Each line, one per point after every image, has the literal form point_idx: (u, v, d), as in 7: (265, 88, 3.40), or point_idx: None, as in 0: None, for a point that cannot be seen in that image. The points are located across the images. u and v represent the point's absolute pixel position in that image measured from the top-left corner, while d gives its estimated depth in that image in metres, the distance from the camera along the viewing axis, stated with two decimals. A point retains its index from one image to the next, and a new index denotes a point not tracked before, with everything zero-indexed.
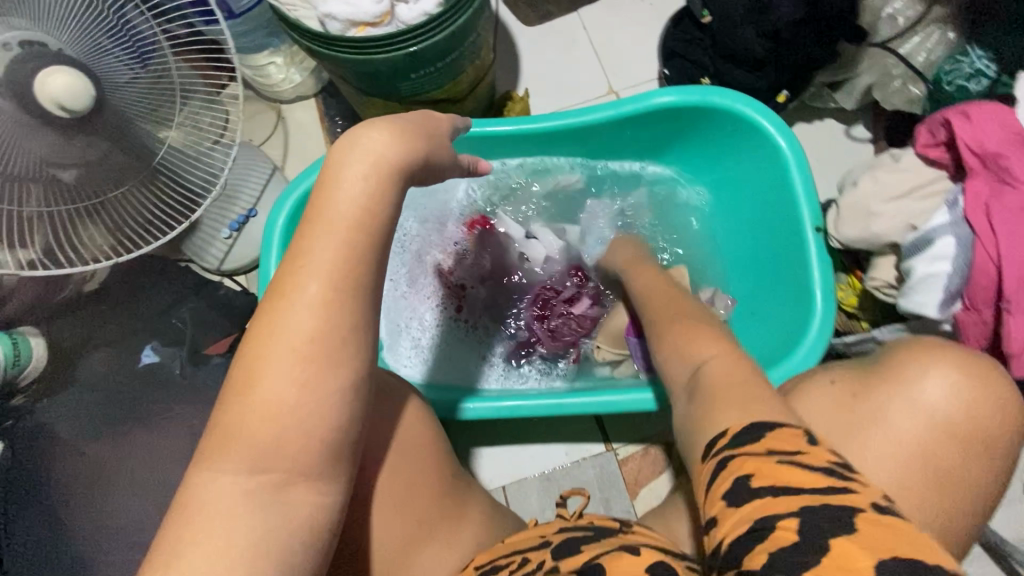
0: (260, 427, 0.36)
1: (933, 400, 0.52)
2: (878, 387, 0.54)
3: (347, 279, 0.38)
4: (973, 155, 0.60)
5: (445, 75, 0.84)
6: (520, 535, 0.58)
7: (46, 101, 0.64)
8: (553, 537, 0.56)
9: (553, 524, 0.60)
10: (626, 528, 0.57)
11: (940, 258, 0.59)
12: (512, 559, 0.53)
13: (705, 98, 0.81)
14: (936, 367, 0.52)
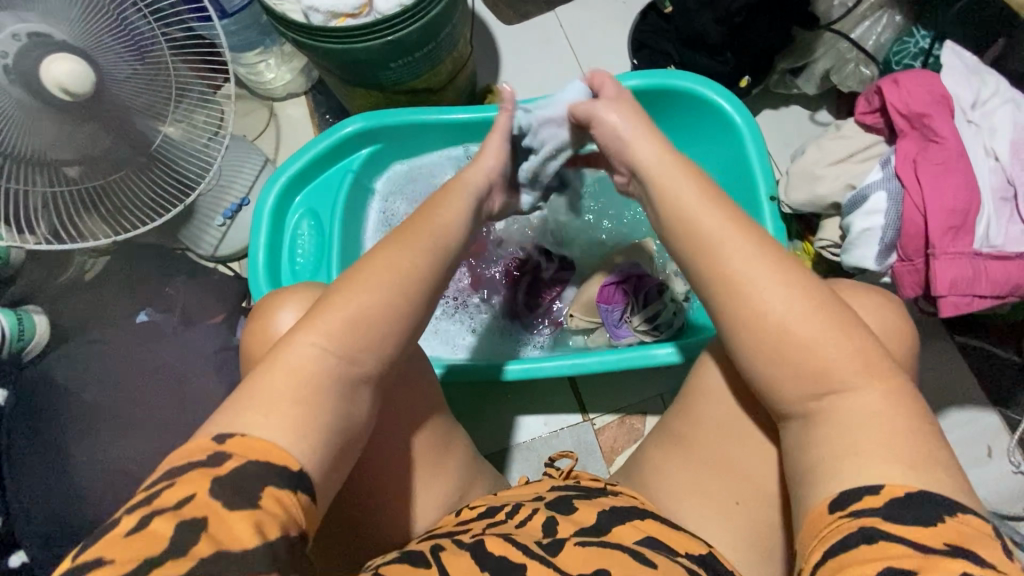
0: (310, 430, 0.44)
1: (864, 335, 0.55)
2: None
3: (377, 289, 0.50)
4: (902, 116, 0.65)
5: (423, 64, 0.90)
6: (516, 490, 0.64)
7: (50, 85, 0.70)
8: (547, 494, 0.61)
9: (547, 483, 0.65)
10: (611, 488, 0.62)
11: (874, 212, 0.63)
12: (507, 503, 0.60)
13: (666, 81, 0.87)
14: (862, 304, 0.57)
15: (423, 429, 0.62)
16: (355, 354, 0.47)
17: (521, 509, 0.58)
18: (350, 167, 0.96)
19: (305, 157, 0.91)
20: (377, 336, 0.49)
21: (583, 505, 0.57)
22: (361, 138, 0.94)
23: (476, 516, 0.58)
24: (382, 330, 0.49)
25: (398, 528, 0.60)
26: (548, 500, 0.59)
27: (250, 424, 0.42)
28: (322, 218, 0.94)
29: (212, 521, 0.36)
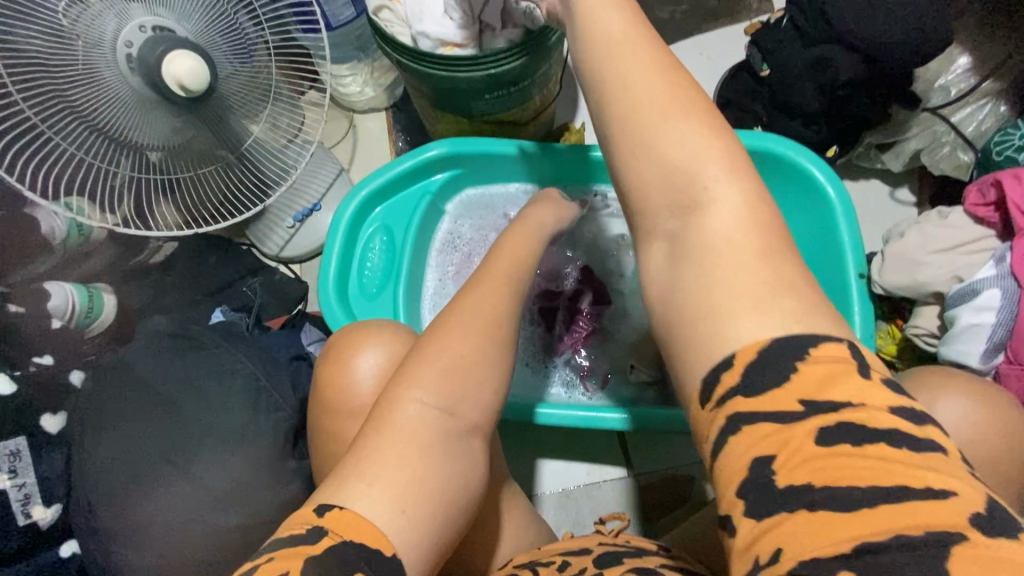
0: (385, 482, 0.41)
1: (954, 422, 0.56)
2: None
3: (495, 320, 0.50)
4: (1022, 216, 0.63)
5: (516, 98, 0.90)
6: (564, 543, 0.60)
7: (169, 79, 0.71)
8: (594, 547, 0.57)
9: (592, 538, 0.61)
10: (666, 550, 0.57)
11: (987, 307, 0.61)
12: (553, 559, 0.55)
13: (759, 144, 0.86)
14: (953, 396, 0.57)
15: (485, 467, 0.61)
16: (456, 406, 0.46)
17: (571, 565, 0.54)
18: (427, 189, 0.96)
19: (386, 175, 0.92)
20: (470, 380, 0.46)
21: (636, 559, 0.53)
22: (443, 163, 0.95)
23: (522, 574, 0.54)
24: (477, 374, 0.47)
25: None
26: (595, 554, 0.55)
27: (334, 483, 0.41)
28: (395, 235, 0.94)
29: None
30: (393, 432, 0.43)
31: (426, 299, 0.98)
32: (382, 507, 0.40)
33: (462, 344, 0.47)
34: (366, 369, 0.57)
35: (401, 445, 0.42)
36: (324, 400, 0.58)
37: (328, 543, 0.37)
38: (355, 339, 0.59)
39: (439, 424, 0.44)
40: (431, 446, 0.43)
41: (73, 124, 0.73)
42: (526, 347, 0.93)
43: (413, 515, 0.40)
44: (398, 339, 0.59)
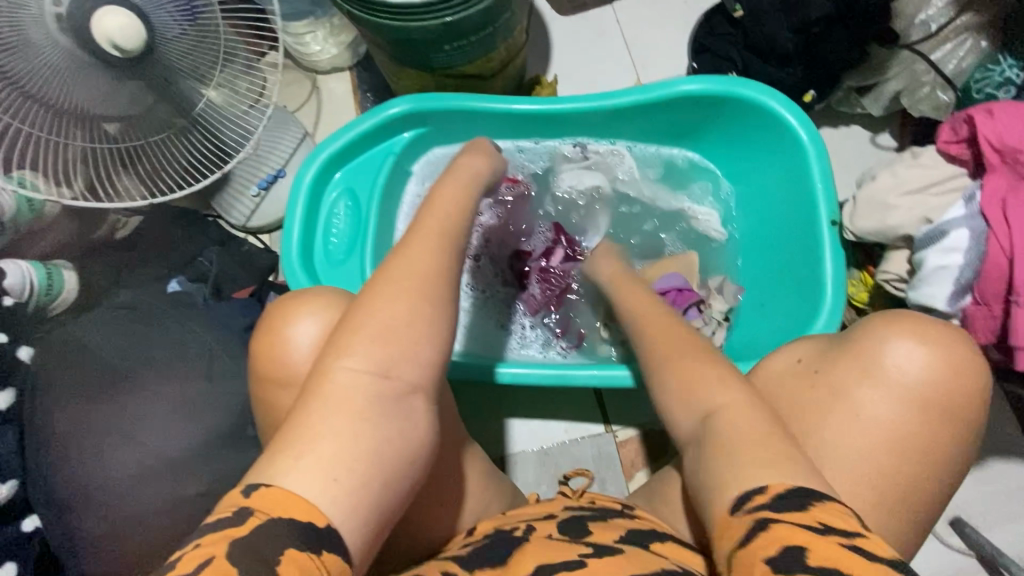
0: (322, 452, 0.41)
1: (902, 370, 0.56)
2: (840, 360, 0.59)
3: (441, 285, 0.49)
4: (993, 150, 0.61)
5: (477, 49, 0.86)
6: (526, 509, 0.61)
7: (100, 38, 0.67)
8: (558, 514, 0.59)
9: (558, 503, 0.63)
10: (628, 511, 0.61)
11: (955, 249, 0.59)
12: (517, 526, 0.57)
13: (731, 89, 0.83)
14: (903, 338, 0.57)
15: (446, 429, 0.61)
16: (390, 368, 0.45)
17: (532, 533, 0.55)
18: (391, 150, 0.93)
19: (346, 136, 0.88)
20: (414, 347, 0.46)
21: (599, 526, 0.55)
22: (407, 120, 0.91)
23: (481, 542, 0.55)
24: (423, 339, 0.46)
25: (412, 538, 0.57)
26: (559, 520, 0.57)
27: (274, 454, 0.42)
28: (359, 198, 0.91)
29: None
30: (330, 399, 0.44)
31: None
32: (325, 473, 0.41)
33: (410, 308, 0.47)
34: (303, 342, 0.54)
35: (335, 411, 0.43)
36: (264, 371, 0.55)
37: (256, 523, 0.38)
38: (291, 307, 0.56)
39: (375, 392, 0.44)
40: (369, 414, 0.43)
41: (7, 91, 0.69)
42: (498, 309, 0.93)
43: (345, 484, 0.41)
44: (337, 304, 0.56)
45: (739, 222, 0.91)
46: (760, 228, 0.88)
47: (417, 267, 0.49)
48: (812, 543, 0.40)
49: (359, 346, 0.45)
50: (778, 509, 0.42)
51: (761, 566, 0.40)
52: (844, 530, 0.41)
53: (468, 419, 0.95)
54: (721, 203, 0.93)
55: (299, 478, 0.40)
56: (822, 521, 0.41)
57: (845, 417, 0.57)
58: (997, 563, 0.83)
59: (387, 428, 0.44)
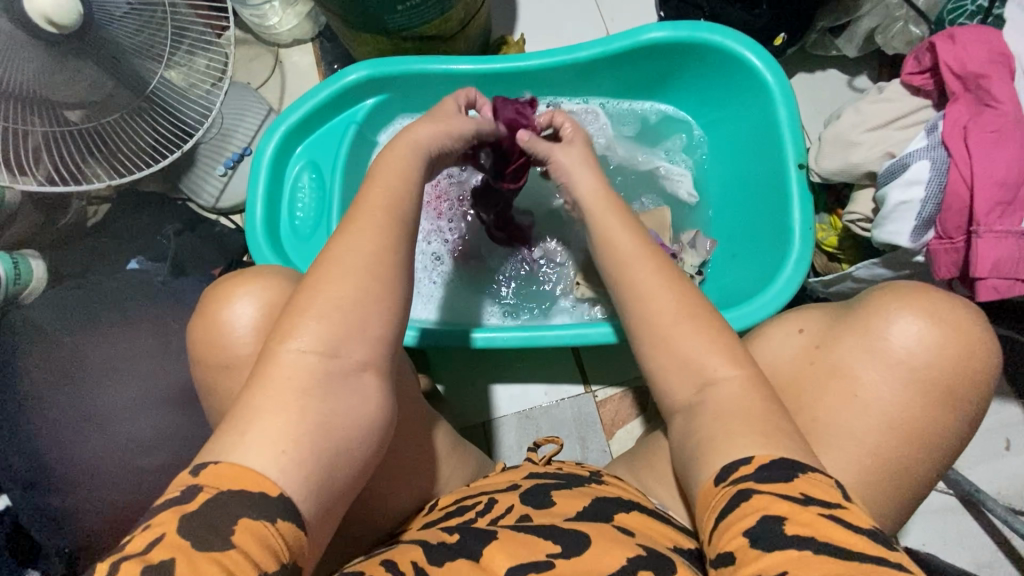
0: (271, 433, 0.39)
1: (910, 348, 0.56)
2: (842, 334, 0.59)
3: (386, 248, 0.49)
4: (955, 78, 0.59)
5: (433, 8, 0.83)
6: (490, 480, 0.62)
7: (34, 16, 0.64)
8: (523, 483, 0.59)
9: (525, 471, 0.64)
10: (599, 479, 0.61)
11: (915, 182, 0.58)
12: (480, 500, 0.57)
13: (695, 35, 0.80)
14: (921, 318, 0.56)
15: (408, 393, 0.61)
16: (340, 345, 0.44)
17: (496, 506, 0.55)
18: (353, 119, 0.91)
19: (305, 107, 0.87)
20: (361, 320, 0.45)
21: (566, 496, 0.55)
22: (367, 87, 0.89)
23: (445, 516, 0.56)
24: (369, 306, 0.45)
25: (384, 500, 0.57)
26: (523, 490, 0.57)
27: (223, 435, 0.40)
28: (323, 170, 0.90)
29: (180, 561, 0.34)
30: (276, 380, 0.42)
31: None
32: (274, 443, 0.39)
33: (352, 273, 0.46)
34: (238, 322, 0.54)
35: (283, 390, 0.41)
36: (212, 346, 0.54)
37: (206, 497, 0.37)
38: (226, 289, 0.56)
39: (322, 368, 0.43)
40: (316, 390, 0.42)
41: None
42: (470, 276, 0.93)
43: (297, 466, 0.39)
44: (273, 286, 0.55)
45: (711, 176, 0.90)
46: (731, 181, 0.86)
47: (360, 233, 0.49)
48: (791, 513, 0.40)
49: (309, 320, 0.44)
50: (762, 480, 0.42)
51: (739, 538, 0.40)
52: (829, 502, 0.41)
53: (447, 387, 0.96)
54: (689, 155, 0.91)
55: (249, 455, 0.39)
56: (806, 492, 0.41)
57: (845, 397, 0.57)
58: (974, 499, 0.84)
59: (340, 403, 0.42)
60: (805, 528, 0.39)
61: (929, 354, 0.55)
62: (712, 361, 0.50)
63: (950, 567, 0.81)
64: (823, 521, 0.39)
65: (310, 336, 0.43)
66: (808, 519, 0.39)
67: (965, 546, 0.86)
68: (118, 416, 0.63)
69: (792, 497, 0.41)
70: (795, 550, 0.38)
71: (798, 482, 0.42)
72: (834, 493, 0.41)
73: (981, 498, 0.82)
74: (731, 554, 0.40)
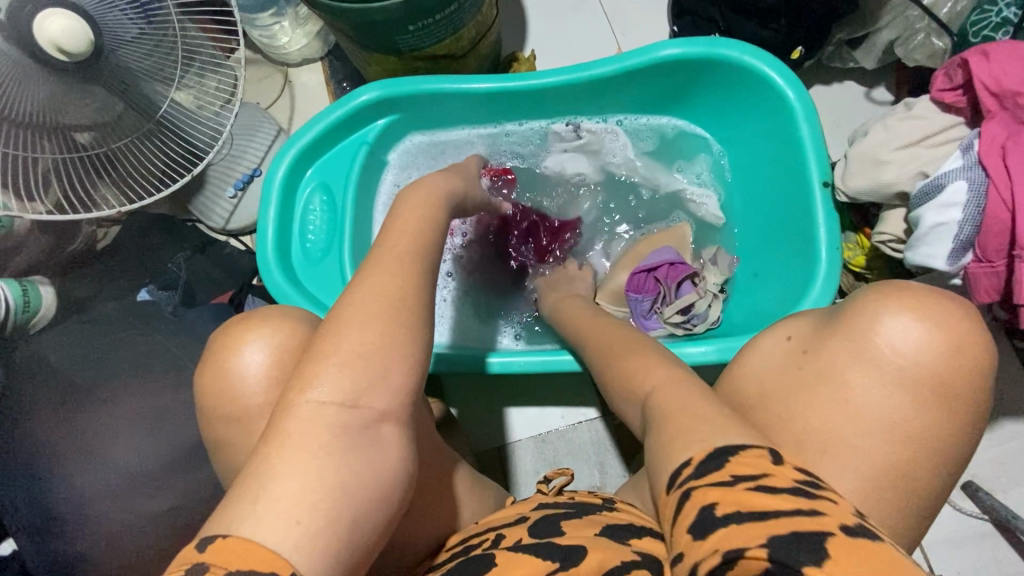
0: (287, 491, 0.38)
1: (902, 352, 0.53)
2: (830, 340, 0.56)
3: (405, 286, 0.47)
4: (990, 95, 0.57)
5: (445, 27, 0.81)
6: (499, 514, 0.59)
7: (45, 43, 0.63)
8: (531, 515, 0.57)
9: (535, 502, 0.62)
10: (610, 506, 0.59)
11: (952, 204, 0.56)
12: (488, 537, 0.54)
13: (713, 50, 0.78)
14: (908, 316, 0.53)
15: (425, 429, 0.59)
16: (359, 396, 0.42)
17: (504, 541, 0.52)
18: (364, 140, 0.90)
19: (316, 128, 0.85)
20: (381, 366, 0.43)
21: (571, 524, 0.53)
22: (379, 108, 0.88)
23: (456, 556, 0.53)
24: (388, 349, 0.44)
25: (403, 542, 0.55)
26: (530, 521, 0.55)
27: (237, 495, 0.38)
28: (335, 192, 0.89)
29: None
30: (290, 436, 0.40)
31: None
32: (289, 513, 0.37)
33: (371, 314, 0.45)
34: (250, 362, 0.52)
35: (295, 451, 0.39)
36: (223, 388, 0.52)
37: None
38: (233, 333, 0.54)
39: (340, 420, 0.41)
40: (334, 443, 0.40)
41: None
42: (484, 296, 0.91)
43: (314, 529, 0.37)
44: (288, 322, 0.54)
45: (730, 193, 0.88)
46: (751, 197, 0.85)
47: (376, 270, 0.47)
48: (742, 500, 0.38)
49: (326, 370, 0.42)
50: (701, 472, 0.40)
51: (686, 534, 0.38)
52: (753, 475, 0.39)
53: (461, 411, 0.94)
54: (707, 170, 0.89)
55: (264, 517, 0.37)
56: (734, 473, 0.39)
57: (836, 405, 0.54)
58: (1011, 525, 0.81)
59: (358, 459, 0.41)
60: (739, 506, 0.37)
61: (920, 354, 0.52)
62: None
63: None
64: (763, 498, 0.37)
65: (327, 385, 0.42)
66: (742, 500, 0.37)
67: (1003, 574, 0.82)
68: (127, 454, 0.62)
69: (721, 481, 0.39)
70: (728, 530, 0.36)
71: (728, 466, 0.40)
72: (777, 472, 0.40)
73: (1019, 524, 0.79)
74: (682, 552, 0.38)
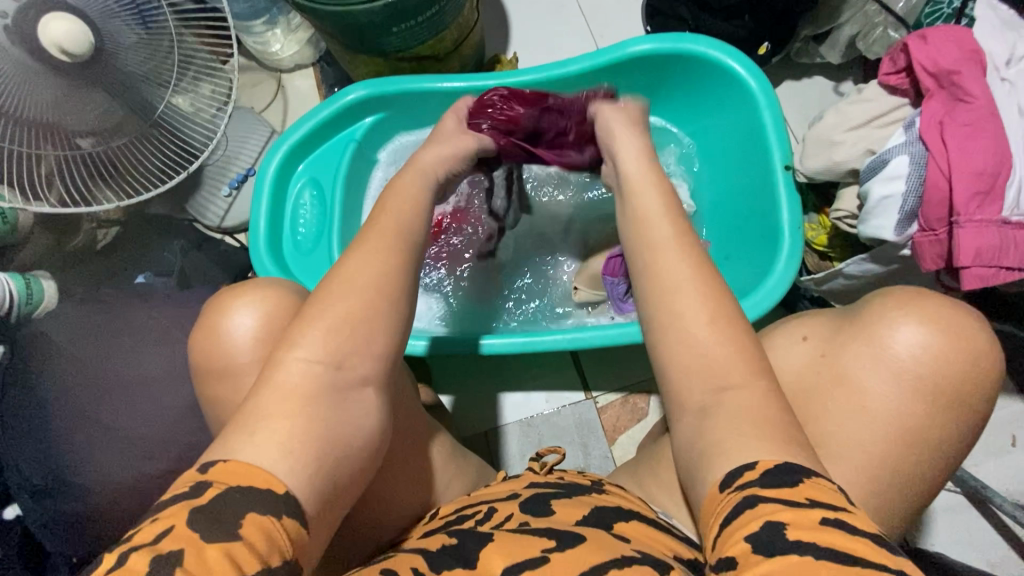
0: (270, 437, 0.41)
1: (903, 354, 0.58)
2: (847, 344, 0.60)
3: (382, 256, 0.51)
4: (929, 75, 0.61)
5: (427, 29, 0.86)
6: (493, 489, 0.63)
7: (48, 45, 0.67)
8: (523, 491, 0.60)
9: (526, 480, 0.64)
10: (600, 488, 0.62)
11: (895, 176, 0.59)
12: (480, 509, 0.58)
13: (680, 46, 0.83)
14: (912, 323, 0.58)
15: (406, 400, 0.62)
16: (342, 356, 0.46)
17: (495, 515, 0.56)
18: (352, 137, 0.95)
19: (306, 126, 0.90)
20: (358, 327, 0.47)
21: (564, 504, 0.56)
22: (365, 106, 0.92)
23: (445, 525, 0.56)
24: (366, 312, 0.47)
25: (386, 506, 0.58)
26: (523, 498, 0.58)
27: (224, 442, 0.41)
28: (324, 187, 0.93)
29: (190, 553, 0.34)
30: (274, 389, 0.43)
31: None
32: (272, 454, 0.40)
33: (349, 282, 0.48)
34: (239, 332, 0.55)
35: (279, 402, 0.43)
36: (213, 358, 0.56)
37: (213, 494, 0.37)
38: (225, 299, 0.57)
39: (320, 376, 0.44)
40: (314, 397, 0.43)
41: None
42: (473, 282, 0.95)
43: (297, 476, 0.40)
44: (273, 296, 0.57)
45: (702, 181, 0.91)
46: (719, 185, 0.88)
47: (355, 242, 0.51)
48: (796, 520, 0.40)
49: (307, 330, 0.46)
50: (767, 485, 0.42)
51: (741, 544, 0.40)
52: (832, 506, 0.41)
53: (448, 396, 0.97)
54: (679, 160, 0.93)
55: (249, 461, 0.40)
56: (810, 497, 0.41)
57: (851, 406, 0.59)
58: (982, 497, 0.83)
59: (335, 413, 0.44)
60: (811, 534, 0.39)
61: (923, 358, 0.57)
62: None
63: (961, 566, 0.80)
64: (827, 527, 0.40)
65: (307, 344, 0.45)
66: (812, 525, 0.40)
67: (977, 547, 0.85)
68: (124, 430, 0.65)
69: (797, 501, 0.41)
70: (796, 555, 0.38)
71: (802, 488, 0.42)
72: (837, 498, 0.42)
73: (989, 495, 0.81)
74: (733, 559, 0.40)
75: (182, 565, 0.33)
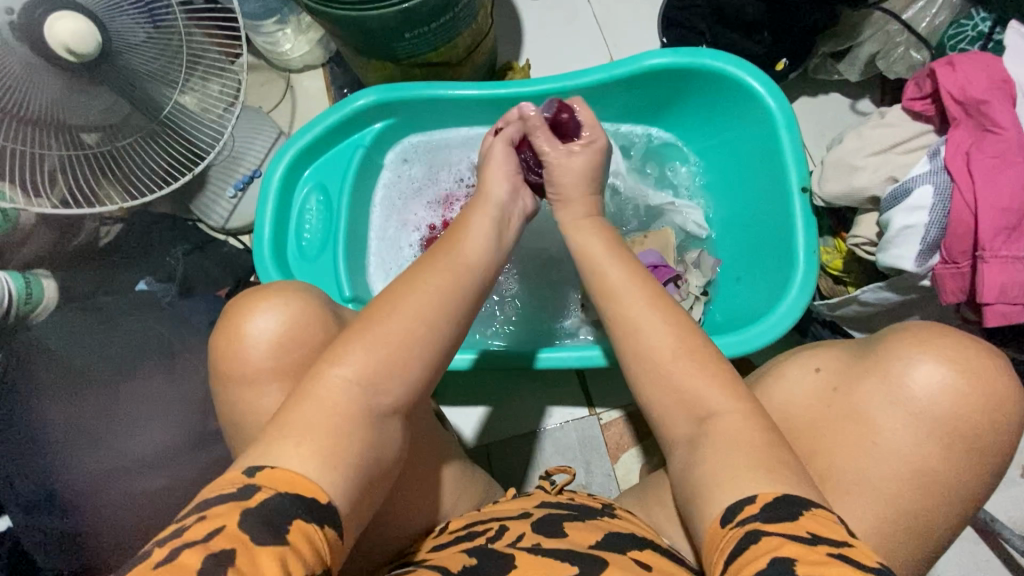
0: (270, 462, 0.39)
1: (920, 392, 0.56)
2: (861, 379, 0.59)
3: None
4: (956, 103, 0.60)
5: (440, 36, 0.84)
6: (502, 506, 0.61)
7: (54, 45, 0.65)
8: (534, 512, 0.58)
9: (536, 499, 0.63)
10: (610, 512, 0.61)
11: (919, 208, 0.58)
12: (490, 526, 0.56)
13: (697, 61, 0.81)
14: (927, 359, 0.57)
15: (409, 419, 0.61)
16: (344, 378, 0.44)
17: (506, 533, 0.54)
18: (360, 143, 0.93)
19: (314, 131, 0.88)
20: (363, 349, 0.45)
21: (578, 527, 0.54)
22: (374, 112, 0.91)
23: (453, 540, 0.55)
24: None
25: (387, 528, 0.57)
26: (535, 518, 0.56)
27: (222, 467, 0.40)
28: (330, 193, 0.92)
29: (240, 552, 0.33)
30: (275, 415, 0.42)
31: (371, 255, 0.97)
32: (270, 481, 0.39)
33: None
34: (259, 334, 0.54)
35: (280, 428, 0.42)
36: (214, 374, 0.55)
37: (263, 498, 0.36)
38: (249, 301, 0.56)
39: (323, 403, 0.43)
40: (317, 423, 0.42)
41: None
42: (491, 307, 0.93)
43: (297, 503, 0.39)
44: (290, 303, 0.56)
45: (714, 199, 0.90)
46: (733, 203, 0.87)
47: None
48: (801, 553, 0.37)
49: None
50: (769, 520, 0.41)
51: None
52: (835, 540, 0.39)
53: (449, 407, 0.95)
54: (691, 176, 0.91)
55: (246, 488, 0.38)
56: (812, 530, 0.40)
57: (863, 444, 0.57)
58: (991, 530, 0.82)
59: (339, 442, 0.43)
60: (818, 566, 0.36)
61: (945, 397, 0.56)
62: (710, 398, 0.51)
63: None
64: (835, 559, 0.37)
65: None
66: (821, 557, 0.37)
67: None
68: (121, 439, 0.64)
69: (797, 533, 0.39)
70: None
71: (803, 521, 0.40)
72: (837, 530, 0.40)
73: (999, 528, 0.80)
74: None
75: (233, 565, 0.32)
